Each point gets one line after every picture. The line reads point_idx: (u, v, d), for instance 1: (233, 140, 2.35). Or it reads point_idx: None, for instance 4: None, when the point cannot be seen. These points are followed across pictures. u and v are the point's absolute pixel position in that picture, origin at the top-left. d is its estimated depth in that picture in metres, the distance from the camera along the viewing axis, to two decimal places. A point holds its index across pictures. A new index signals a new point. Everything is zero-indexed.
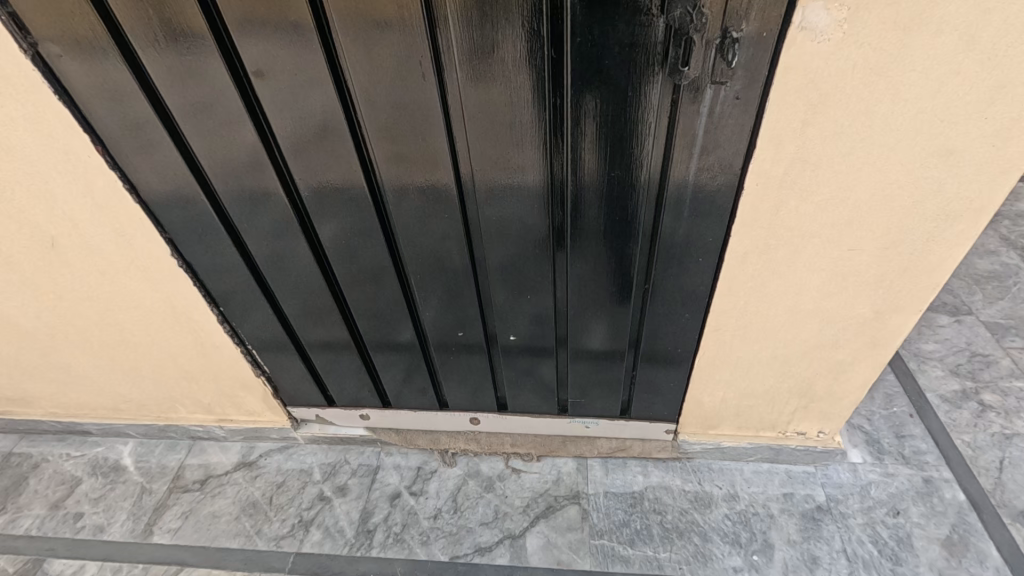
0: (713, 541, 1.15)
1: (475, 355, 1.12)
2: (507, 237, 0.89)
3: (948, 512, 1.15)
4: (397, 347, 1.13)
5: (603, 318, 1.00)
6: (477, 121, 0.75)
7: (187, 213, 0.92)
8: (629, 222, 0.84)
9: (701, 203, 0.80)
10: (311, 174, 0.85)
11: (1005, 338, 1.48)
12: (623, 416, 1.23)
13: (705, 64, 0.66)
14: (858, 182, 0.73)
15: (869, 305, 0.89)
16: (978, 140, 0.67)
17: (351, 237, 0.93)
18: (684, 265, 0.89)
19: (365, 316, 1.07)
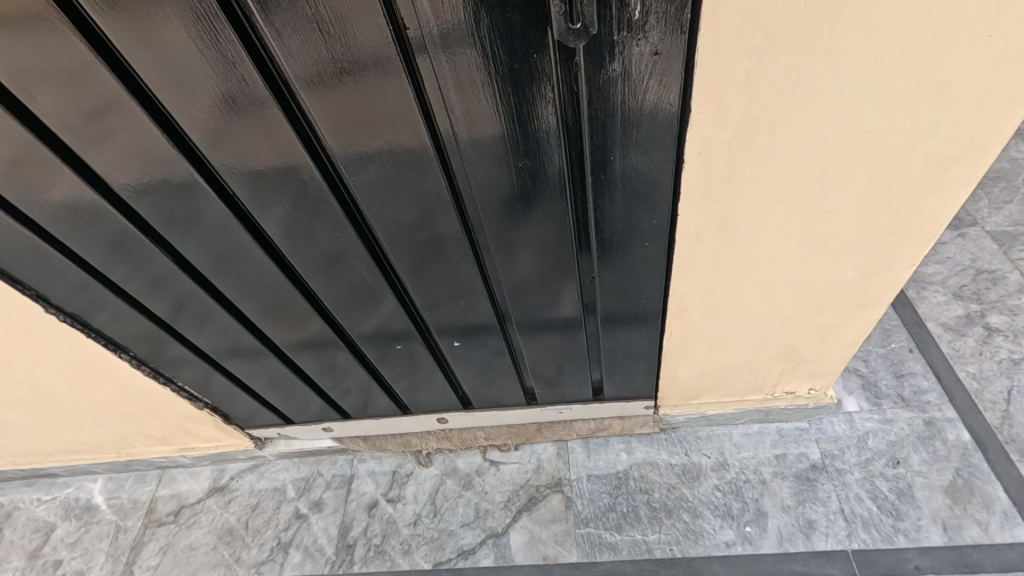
0: (703, 516, 1.09)
1: (421, 362, 1.02)
2: (414, 244, 0.75)
3: (951, 455, 1.07)
4: (337, 364, 1.02)
5: (550, 311, 0.87)
6: (335, 121, 0.60)
7: (46, 268, 0.79)
8: (554, 211, 0.69)
9: (634, 181, 0.65)
10: (166, 210, 0.71)
11: (1013, 249, 1.34)
12: (597, 397, 1.13)
13: (604, 15, 0.50)
14: (826, 135, 0.58)
15: (853, 267, 0.76)
16: (981, 66, 0.51)
17: (240, 266, 0.80)
18: (631, 251, 0.75)
19: (290, 341, 0.96)
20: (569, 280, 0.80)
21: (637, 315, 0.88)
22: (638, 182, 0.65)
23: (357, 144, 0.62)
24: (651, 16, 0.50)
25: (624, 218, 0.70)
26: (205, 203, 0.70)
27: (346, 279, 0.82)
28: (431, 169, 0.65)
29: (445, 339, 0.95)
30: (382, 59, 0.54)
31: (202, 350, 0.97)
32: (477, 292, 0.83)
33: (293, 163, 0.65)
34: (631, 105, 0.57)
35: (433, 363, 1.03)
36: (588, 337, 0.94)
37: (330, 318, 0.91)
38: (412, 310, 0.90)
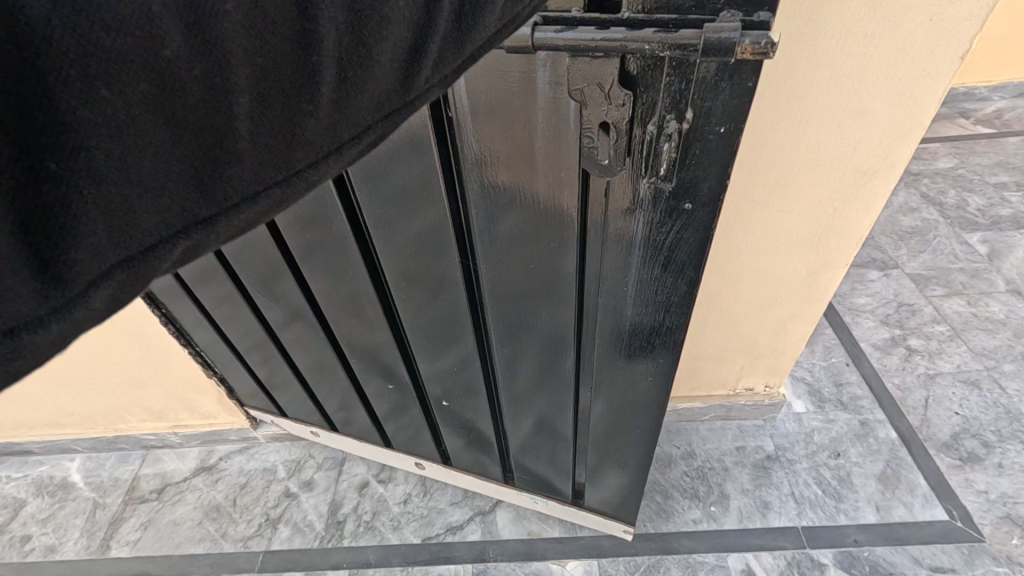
0: (674, 498, 1.21)
1: (412, 413, 1.02)
2: (423, 309, 0.77)
3: (882, 449, 1.25)
4: (339, 389, 1.05)
5: (540, 405, 0.86)
6: (375, 192, 0.64)
7: None
8: (559, 316, 0.71)
9: (639, 308, 0.67)
10: None
11: (927, 287, 1.61)
12: (574, 501, 1.07)
13: (635, 158, 0.52)
14: (782, 147, 0.78)
15: (804, 262, 0.95)
16: (887, 100, 0.72)
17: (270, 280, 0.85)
18: (627, 369, 0.75)
19: (296, 353, 0.99)
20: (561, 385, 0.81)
21: (622, 438, 0.87)
22: (642, 308, 0.67)
23: (388, 220, 0.67)
24: (682, 169, 0.52)
25: (629, 338, 0.71)
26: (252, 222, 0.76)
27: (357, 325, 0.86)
28: (450, 256, 0.68)
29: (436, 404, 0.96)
30: (421, 146, 0.58)
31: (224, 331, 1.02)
32: (469, 372, 0.85)
33: (334, 217, 0.70)
34: (649, 243, 0.60)
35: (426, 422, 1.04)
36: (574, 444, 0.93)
37: (337, 352, 0.94)
38: (413, 373, 0.92)
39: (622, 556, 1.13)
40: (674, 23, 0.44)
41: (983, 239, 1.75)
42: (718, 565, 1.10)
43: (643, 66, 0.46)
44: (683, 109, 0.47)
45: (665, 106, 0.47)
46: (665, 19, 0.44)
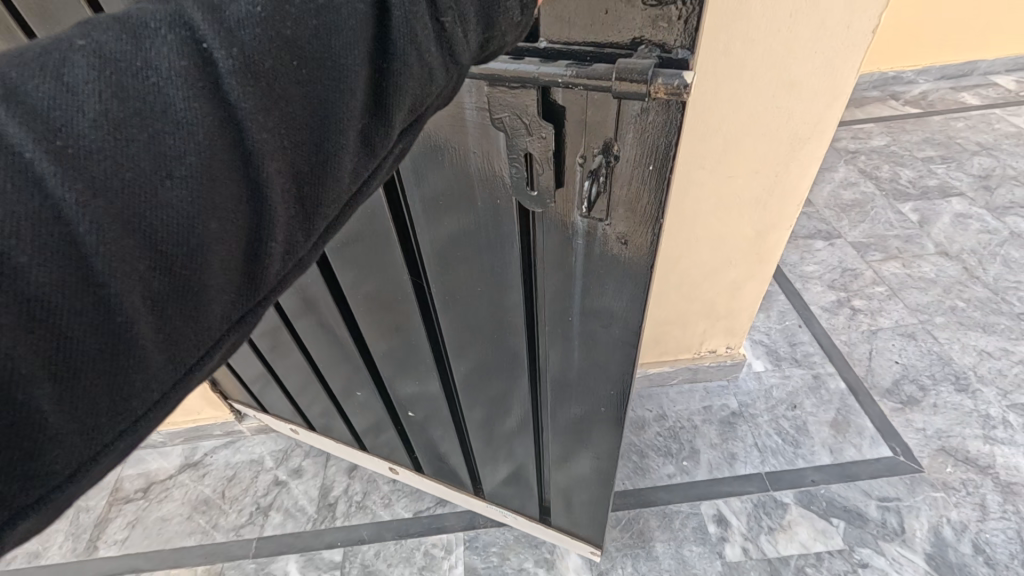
0: (649, 456, 1.29)
1: (385, 423, 1.03)
2: (384, 323, 0.79)
3: (833, 399, 1.37)
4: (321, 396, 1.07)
5: (502, 424, 0.86)
6: None
7: None
8: (510, 337, 0.71)
9: (588, 343, 0.66)
10: None
11: (867, 253, 1.75)
12: (543, 519, 1.05)
13: (569, 193, 0.52)
14: (725, 116, 0.86)
15: (751, 225, 1.04)
16: (813, 71, 0.81)
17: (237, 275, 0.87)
18: (579, 399, 0.73)
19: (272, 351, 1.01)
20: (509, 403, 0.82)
21: (582, 470, 0.85)
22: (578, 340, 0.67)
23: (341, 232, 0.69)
24: (615, 207, 0.52)
25: (580, 368, 0.69)
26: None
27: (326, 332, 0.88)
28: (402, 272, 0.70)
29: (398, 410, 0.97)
30: None
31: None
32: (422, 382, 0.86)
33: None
34: (589, 275, 0.59)
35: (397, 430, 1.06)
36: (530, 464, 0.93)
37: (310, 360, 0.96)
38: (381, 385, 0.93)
39: None
40: (593, 55, 0.44)
41: (914, 207, 1.91)
42: (692, 512, 1.19)
43: (572, 97, 0.46)
44: (609, 147, 0.48)
45: (593, 137, 0.48)
46: (583, 52, 0.44)
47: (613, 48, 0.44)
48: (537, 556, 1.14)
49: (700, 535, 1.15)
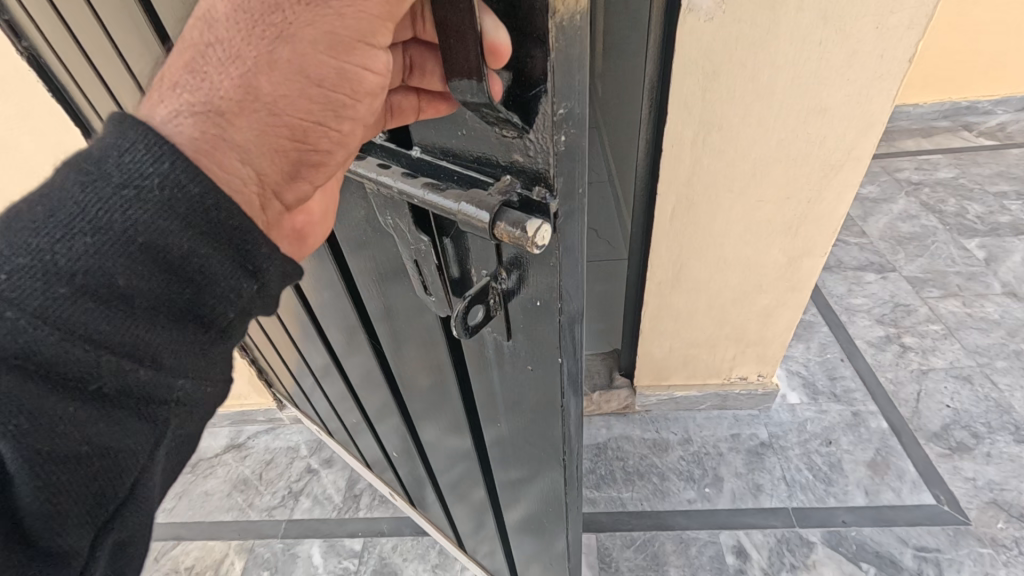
0: (670, 479, 1.27)
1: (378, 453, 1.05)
2: (357, 366, 0.81)
3: (873, 438, 1.30)
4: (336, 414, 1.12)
5: (463, 489, 0.83)
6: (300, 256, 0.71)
7: None
8: (451, 413, 0.68)
9: (519, 441, 0.60)
10: None
11: (924, 289, 1.66)
12: None
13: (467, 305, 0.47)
14: (754, 141, 0.87)
15: (783, 251, 1.04)
16: (845, 99, 0.81)
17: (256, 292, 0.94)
18: (522, 488, 0.68)
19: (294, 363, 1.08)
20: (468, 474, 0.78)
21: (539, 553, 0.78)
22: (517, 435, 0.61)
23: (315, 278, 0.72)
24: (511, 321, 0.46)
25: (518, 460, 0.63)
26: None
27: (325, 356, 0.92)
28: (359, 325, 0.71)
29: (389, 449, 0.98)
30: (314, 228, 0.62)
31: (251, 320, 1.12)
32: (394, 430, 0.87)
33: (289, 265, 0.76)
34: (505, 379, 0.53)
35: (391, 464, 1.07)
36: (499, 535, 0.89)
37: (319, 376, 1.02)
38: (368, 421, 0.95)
39: (619, 530, 1.19)
40: (458, 175, 0.38)
41: (980, 243, 1.80)
42: (710, 540, 1.16)
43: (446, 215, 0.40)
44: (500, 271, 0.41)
45: (480, 260, 0.42)
46: (451, 170, 0.38)
47: (484, 171, 0.37)
48: None
49: (717, 565, 1.12)
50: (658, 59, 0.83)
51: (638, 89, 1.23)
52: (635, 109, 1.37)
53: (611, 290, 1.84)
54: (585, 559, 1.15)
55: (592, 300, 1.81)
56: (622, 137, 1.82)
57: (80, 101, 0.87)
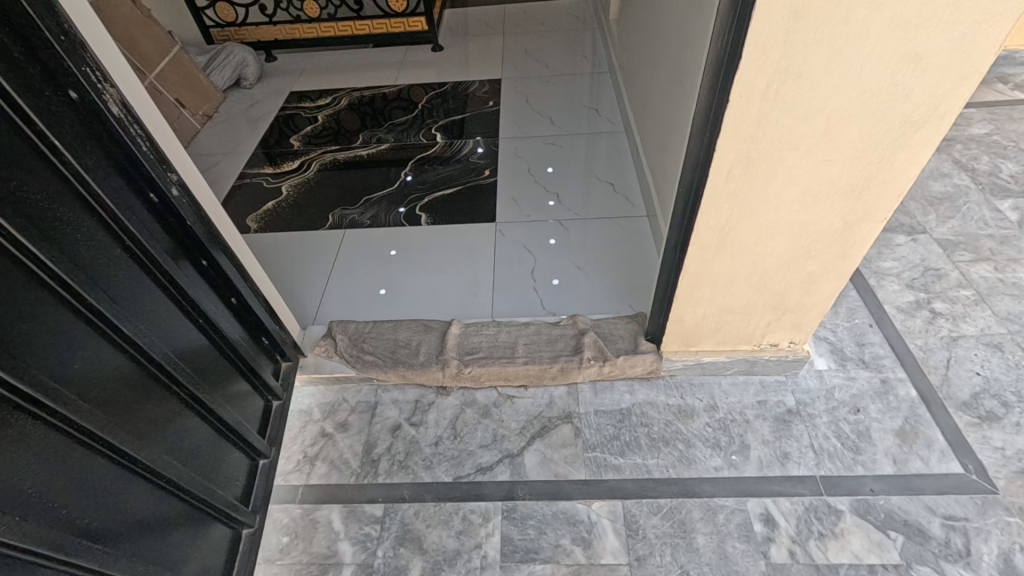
0: (696, 446, 1.25)
1: (211, 429, 1.03)
2: (76, 361, 0.76)
3: (901, 406, 1.28)
4: (202, 344, 1.04)
5: (98, 533, 0.77)
6: None
7: (156, 171, 0.89)
8: None
9: None
10: (137, 160, 0.86)
11: (954, 253, 1.61)
12: None
13: None
14: (830, 91, 0.77)
15: (838, 215, 0.96)
16: (944, 44, 0.71)
17: (120, 180, 0.86)
18: None
19: (187, 273, 1.01)
20: (10, 524, 0.64)
21: None
22: None
23: None
24: None
25: None
26: (41, 129, 0.72)
27: (109, 277, 0.83)
28: None
29: (159, 407, 0.90)
30: None
31: (204, 216, 1.01)
32: (98, 389, 0.79)
33: None
34: None
35: (202, 415, 0.99)
36: (111, 572, 0.77)
37: (156, 300, 0.93)
38: (142, 361, 0.86)
39: (645, 497, 1.18)
40: None
41: (1014, 205, 1.73)
42: (737, 508, 1.15)
43: None
44: None
45: None
46: None
47: None
48: (574, 534, 1.13)
49: (745, 532, 1.11)
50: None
51: (706, 32, 1.10)
52: (693, 52, 1.23)
53: (633, 252, 1.76)
54: (612, 526, 1.14)
55: (613, 262, 1.73)
56: (658, 88, 1.68)
57: (91, 43, 0.76)
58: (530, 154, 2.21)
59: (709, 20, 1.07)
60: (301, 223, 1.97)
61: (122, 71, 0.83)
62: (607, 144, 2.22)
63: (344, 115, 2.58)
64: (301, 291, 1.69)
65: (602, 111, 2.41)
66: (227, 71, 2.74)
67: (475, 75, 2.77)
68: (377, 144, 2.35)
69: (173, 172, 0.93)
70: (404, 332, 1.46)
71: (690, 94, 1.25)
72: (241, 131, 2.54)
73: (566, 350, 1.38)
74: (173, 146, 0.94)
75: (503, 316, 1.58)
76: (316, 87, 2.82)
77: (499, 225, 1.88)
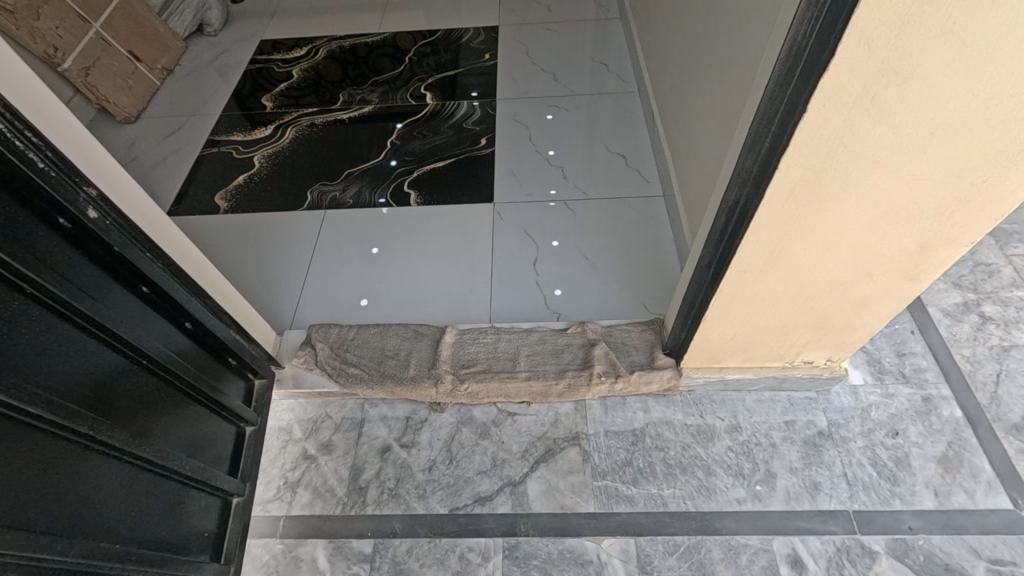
0: (716, 474, 1.13)
1: (166, 484, 0.89)
2: None
3: (945, 429, 1.15)
4: (149, 385, 0.88)
5: None
6: None
7: (64, 189, 0.70)
8: None
9: None
10: (36, 179, 0.67)
11: (1008, 245, 1.43)
12: None
13: None
14: (944, 98, 0.57)
15: (915, 237, 0.78)
16: None
17: (14, 206, 0.67)
18: None
19: (121, 305, 0.83)
20: None
21: None
22: None
23: None
24: None
25: None
26: None
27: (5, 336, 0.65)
28: None
29: (88, 477, 0.75)
30: None
31: (138, 232, 0.84)
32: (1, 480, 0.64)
33: None
34: None
35: (151, 472, 0.85)
36: None
37: (78, 349, 0.75)
38: (60, 433, 0.70)
39: (660, 535, 1.07)
40: None
41: None
42: (762, 548, 1.04)
43: None
44: None
45: None
46: None
47: None
48: None
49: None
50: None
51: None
52: (741, 18, 1.00)
53: (648, 238, 1.56)
54: (624, 568, 1.04)
55: (627, 252, 1.53)
56: (685, 49, 1.44)
57: None
58: (532, 118, 1.96)
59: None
60: (276, 202, 1.76)
61: (1, 58, 0.62)
62: (620, 108, 1.97)
63: (322, 68, 2.29)
64: (278, 286, 1.52)
65: (612, 67, 2.14)
66: (187, 16, 2.39)
67: (469, 22, 2.45)
68: (359, 106, 2.09)
69: (91, 187, 0.74)
70: (392, 339, 1.30)
71: (734, 70, 1.02)
72: (205, 87, 2.25)
73: (573, 364, 1.23)
74: (89, 151, 0.75)
75: (502, 322, 1.40)
76: (289, 34, 2.50)
77: (497, 206, 1.68)
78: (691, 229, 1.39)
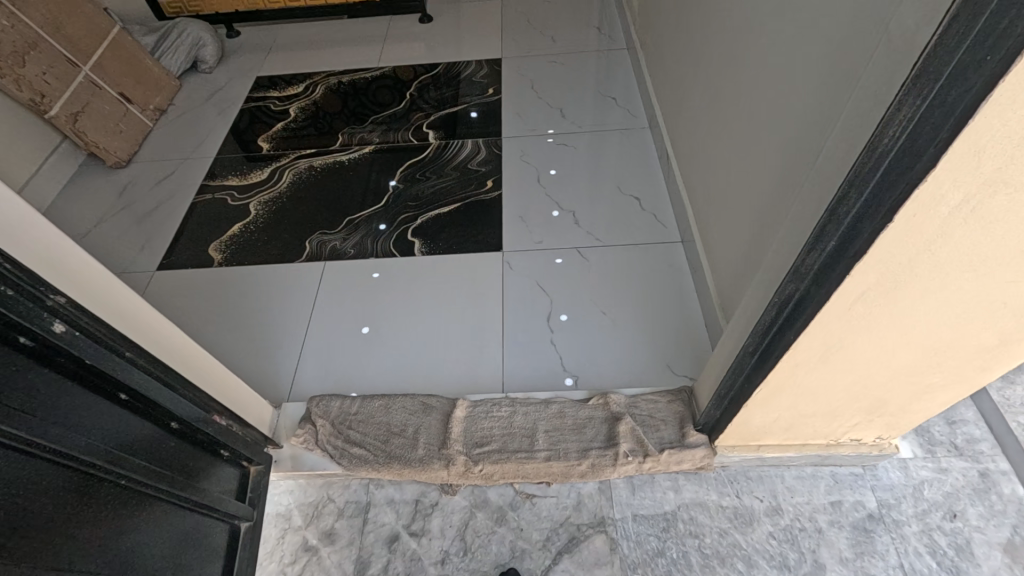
0: (758, 566, 1.03)
1: None
2: None
3: (1008, 510, 1.05)
4: (129, 505, 0.78)
5: None
6: None
7: (23, 305, 0.62)
8: None
9: None
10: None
11: None
12: None
13: None
14: None
15: (996, 333, 0.68)
16: None
17: None
18: None
19: (95, 420, 0.74)
20: None
21: None
22: None
23: None
24: None
25: None
26: None
27: None
28: None
29: None
30: None
31: (112, 335, 0.75)
32: None
33: None
34: None
35: None
36: None
37: (44, 485, 0.66)
38: None
39: None
40: None
41: None
42: None
43: None
44: None
45: None
46: None
47: None
48: None
49: None
50: (974, 47, 0.40)
51: (807, 55, 0.78)
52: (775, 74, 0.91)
53: (668, 289, 1.47)
54: None
55: (647, 306, 1.43)
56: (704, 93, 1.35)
57: None
58: (540, 157, 1.88)
59: (815, 42, 0.75)
60: (273, 254, 1.67)
61: None
62: (631, 146, 1.89)
63: (321, 107, 2.22)
64: (275, 349, 1.43)
65: (621, 101, 2.06)
66: (181, 54, 2.33)
67: (472, 55, 2.38)
68: (360, 146, 2.01)
69: (55, 296, 0.66)
70: (398, 413, 1.21)
71: (764, 130, 0.94)
72: (200, 128, 2.17)
73: (597, 441, 1.13)
74: (54, 255, 0.66)
75: (516, 393, 1.27)
76: (286, 70, 2.43)
77: (506, 256, 1.59)
78: (716, 284, 1.30)
